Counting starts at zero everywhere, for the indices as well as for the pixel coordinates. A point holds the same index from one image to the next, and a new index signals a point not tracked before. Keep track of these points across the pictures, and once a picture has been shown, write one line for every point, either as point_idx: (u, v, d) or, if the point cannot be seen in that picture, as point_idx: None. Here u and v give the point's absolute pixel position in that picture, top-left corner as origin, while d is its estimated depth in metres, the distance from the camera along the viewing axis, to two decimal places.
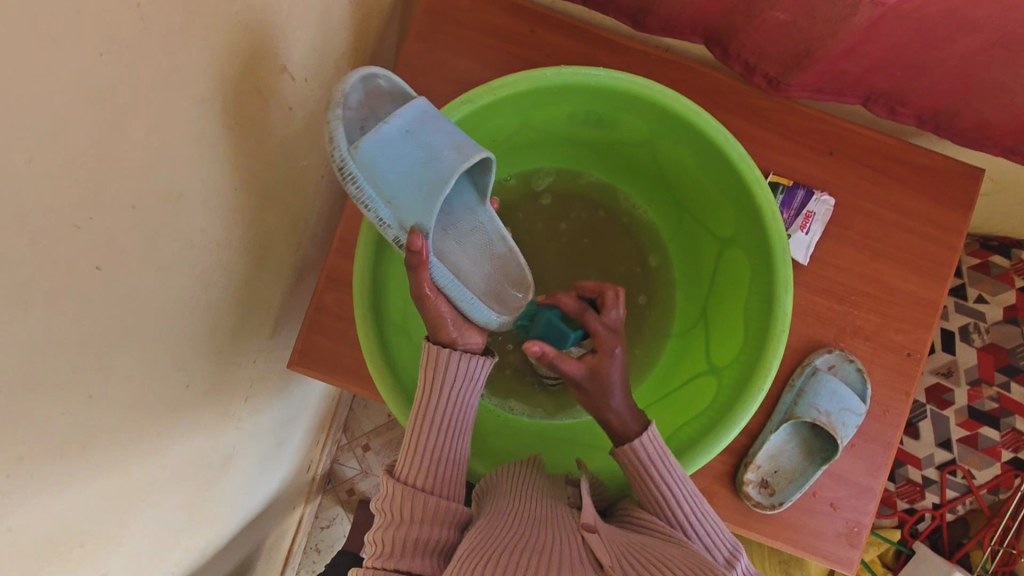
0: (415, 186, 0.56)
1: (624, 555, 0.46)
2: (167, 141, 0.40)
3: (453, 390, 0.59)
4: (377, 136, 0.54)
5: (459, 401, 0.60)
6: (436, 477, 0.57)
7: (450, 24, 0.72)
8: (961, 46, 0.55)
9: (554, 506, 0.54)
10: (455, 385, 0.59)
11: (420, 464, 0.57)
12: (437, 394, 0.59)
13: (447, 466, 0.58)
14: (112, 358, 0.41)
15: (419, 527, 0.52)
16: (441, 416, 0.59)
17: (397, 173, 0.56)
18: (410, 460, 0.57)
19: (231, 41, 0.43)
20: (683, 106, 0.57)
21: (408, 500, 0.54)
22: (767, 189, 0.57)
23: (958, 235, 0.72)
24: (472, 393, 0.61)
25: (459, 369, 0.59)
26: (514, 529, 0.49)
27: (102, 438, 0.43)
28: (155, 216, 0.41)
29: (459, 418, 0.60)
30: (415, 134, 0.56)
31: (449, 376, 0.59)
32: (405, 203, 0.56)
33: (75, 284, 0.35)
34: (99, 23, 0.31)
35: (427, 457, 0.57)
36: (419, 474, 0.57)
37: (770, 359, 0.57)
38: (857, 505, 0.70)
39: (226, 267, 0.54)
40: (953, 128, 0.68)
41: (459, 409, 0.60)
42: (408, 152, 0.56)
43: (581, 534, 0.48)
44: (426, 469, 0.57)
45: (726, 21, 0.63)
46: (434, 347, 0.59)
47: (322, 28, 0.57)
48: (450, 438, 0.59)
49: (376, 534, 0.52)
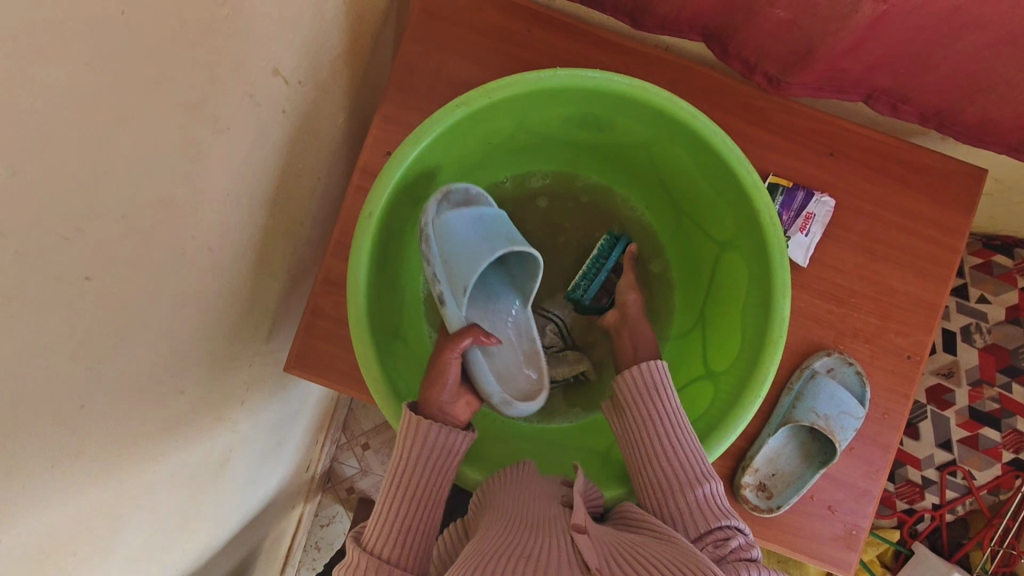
0: (472, 254, 0.65)
1: (615, 555, 0.46)
2: (156, 145, 0.39)
3: (425, 462, 0.58)
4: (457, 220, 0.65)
5: (436, 468, 0.59)
6: (404, 546, 0.55)
7: (446, 24, 0.71)
8: (966, 43, 0.54)
9: (545, 509, 0.53)
10: (432, 454, 0.59)
11: (387, 531, 0.55)
12: (413, 460, 0.58)
13: (416, 534, 0.56)
14: (103, 367, 0.41)
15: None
16: (411, 489, 0.57)
17: (461, 243, 0.64)
18: (377, 528, 0.55)
19: (221, 42, 0.43)
20: (680, 110, 0.57)
21: (374, 573, 0.52)
22: (765, 193, 0.56)
23: (960, 236, 0.71)
24: (449, 465, 0.60)
25: (435, 443, 0.59)
26: (503, 536, 0.48)
27: (96, 446, 0.42)
28: (145, 224, 0.40)
29: (434, 487, 0.59)
30: (484, 220, 0.66)
31: (428, 445, 0.59)
32: (458, 262, 0.65)
33: (62, 295, 0.35)
34: (83, 30, 0.31)
35: (395, 526, 0.55)
36: (386, 542, 0.54)
37: (767, 367, 0.56)
38: (856, 508, 0.70)
39: (221, 271, 0.54)
40: (956, 126, 0.67)
41: (434, 478, 0.59)
42: (473, 229, 0.66)
43: (569, 533, 0.48)
44: (394, 538, 0.55)
45: (726, 20, 0.62)
46: (414, 415, 0.58)
47: (315, 30, 0.56)
48: (420, 507, 0.57)
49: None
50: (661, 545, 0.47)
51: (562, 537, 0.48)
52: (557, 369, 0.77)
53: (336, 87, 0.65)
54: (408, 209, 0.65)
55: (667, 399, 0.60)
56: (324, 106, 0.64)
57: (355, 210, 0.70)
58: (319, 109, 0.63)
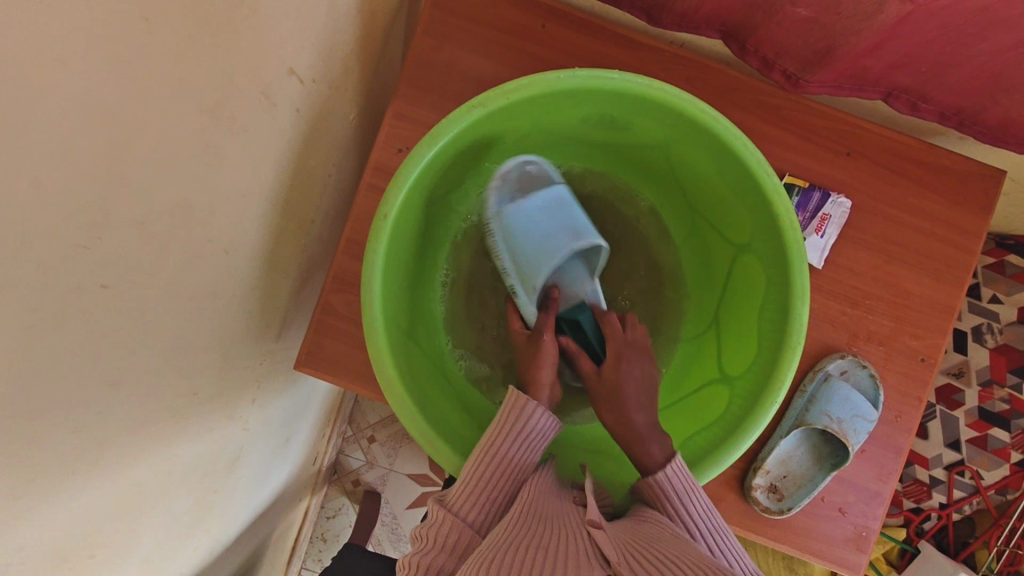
0: (541, 254, 0.69)
1: (630, 552, 0.45)
2: (172, 150, 0.39)
3: (519, 444, 0.59)
4: (523, 208, 0.68)
5: (528, 451, 0.60)
6: (485, 511, 0.55)
7: (459, 19, 0.70)
8: (991, 44, 0.53)
9: (560, 510, 0.53)
10: (528, 436, 0.60)
11: (470, 496, 0.55)
12: (507, 440, 0.59)
13: (498, 504, 0.56)
14: (119, 370, 0.41)
15: (442, 557, 0.50)
16: (501, 464, 0.57)
17: (531, 239, 0.69)
18: (462, 492, 0.55)
19: (236, 44, 0.42)
20: (700, 113, 0.56)
21: (451, 527, 0.52)
22: (784, 196, 0.56)
23: (977, 238, 0.71)
24: (540, 448, 0.61)
25: (535, 422, 0.60)
26: (515, 533, 0.47)
27: (113, 449, 0.42)
28: (162, 229, 0.40)
29: (521, 464, 0.59)
30: (550, 214, 0.69)
31: (525, 427, 0.60)
32: (527, 258, 0.69)
33: (80, 303, 0.34)
34: (100, 35, 0.30)
35: (483, 495, 0.55)
36: (469, 507, 0.55)
37: (785, 371, 0.56)
38: (867, 510, 0.70)
39: (234, 273, 0.53)
40: (977, 126, 0.66)
41: (523, 458, 0.59)
42: (544, 224, 0.68)
43: (586, 531, 0.47)
44: (479, 504, 0.55)
45: (745, 17, 0.61)
46: (517, 395, 0.60)
47: (329, 26, 0.55)
48: (508, 485, 0.57)
49: (408, 557, 0.50)
50: (681, 546, 0.47)
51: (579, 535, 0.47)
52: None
53: (346, 83, 0.64)
54: (421, 209, 0.64)
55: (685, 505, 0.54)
56: (335, 103, 0.63)
57: (367, 209, 0.70)
58: (330, 106, 0.62)
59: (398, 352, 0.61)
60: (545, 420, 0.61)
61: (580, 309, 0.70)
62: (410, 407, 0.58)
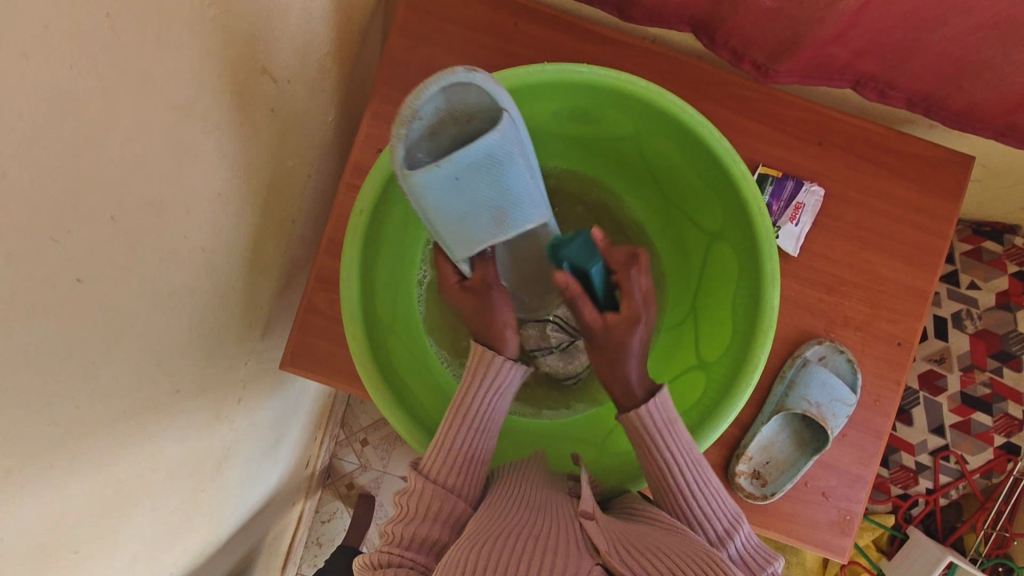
0: (463, 224, 0.55)
1: (619, 542, 0.46)
2: (144, 147, 0.39)
3: (483, 405, 0.60)
4: (423, 177, 0.50)
5: (495, 404, 0.61)
6: (464, 478, 0.56)
7: (433, 20, 0.71)
8: (950, 28, 0.55)
9: (553, 497, 0.53)
10: (495, 391, 0.60)
11: (449, 462, 0.56)
12: (476, 394, 0.60)
13: (473, 466, 0.57)
14: (100, 366, 0.41)
15: (429, 526, 0.51)
16: (469, 425, 0.58)
17: (443, 211, 0.53)
18: (438, 459, 0.56)
19: (205, 40, 0.42)
20: (669, 104, 0.57)
21: (433, 497, 0.54)
22: (753, 183, 0.57)
23: (949, 223, 0.72)
24: (505, 399, 0.61)
25: (497, 378, 0.61)
26: (509, 517, 0.48)
27: (96, 443, 0.43)
28: (137, 226, 0.41)
29: (487, 425, 0.60)
30: (464, 180, 0.51)
31: (491, 381, 0.60)
32: (449, 223, 0.55)
33: (54, 296, 0.35)
34: (65, 33, 0.31)
35: (454, 458, 0.57)
36: (448, 474, 0.56)
37: (758, 352, 0.57)
38: (850, 494, 0.71)
39: (214, 271, 0.54)
40: (944, 111, 0.67)
41: (492, 412, 0.60)
42: (449, 198, 0.52)
43: (577, 520, 0.48)
44: (460, 470, 0.56)
45: (712, 10, 0.62)
46: (478, 348, 0.61)
47: (303, 28, 0.56)
48: (477, 441, 0.59)
49: (390, 526, 0.52)
50: (671, 538, 0.48)
51: (570, 524, 0.48)
52: (571, 364, 0.79)
53: (323, 84, 0.65)
54: (399, 207, 0.65)
55: (670, 441, 0.56)
56: (312, 103, 0.64)
57: (347, 208, 0.70)
58: (307, 107, 0.63)
59: (378, 347, 0.62)
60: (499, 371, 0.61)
61: (591, 257, 0.60)
62: (389, 399, 0.59)
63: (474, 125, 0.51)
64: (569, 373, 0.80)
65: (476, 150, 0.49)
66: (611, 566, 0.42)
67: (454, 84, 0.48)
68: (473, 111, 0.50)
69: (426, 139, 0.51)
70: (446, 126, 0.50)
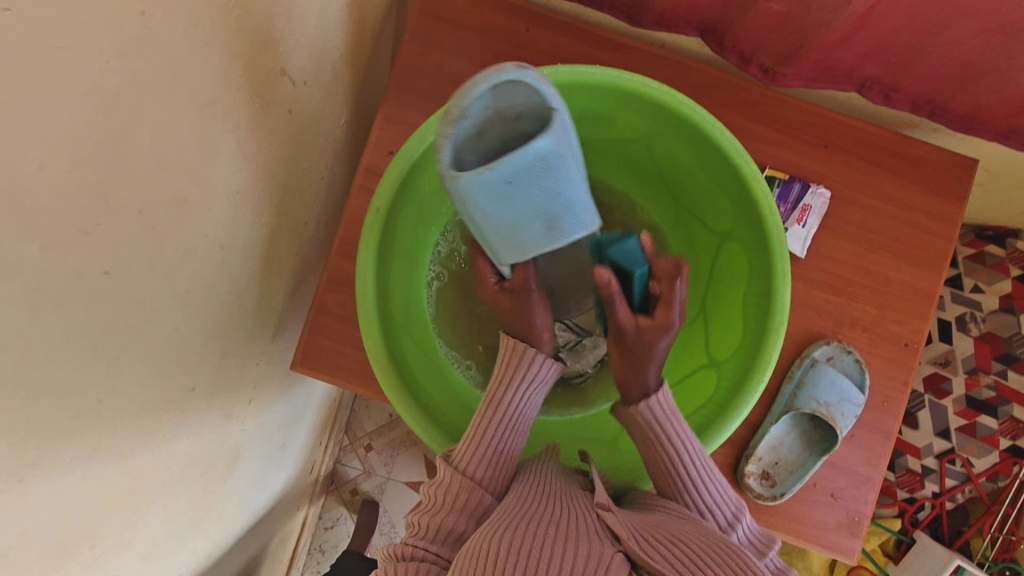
0: (509, 226, 0.53)
1: (638, 529, 0.47)
2: (171, 144, 0.40)
3: (516, 403, 0.61)
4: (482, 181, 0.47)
5: (530, 399, 0.62)
6: (490, 470, 0.56)
7: (445, 25, 0.72)
8: (956, 32, 0.56)
9: (569, 490, 0.54)
10: (529, 384, 0.62)
11: (476, 455, 0.57)
12: (508, 387, 0.61)
13: (503, 459, 0.58)
14: (122, 361, 0.42)
15: (455, 517, 0.52)
16: (504, 421, 0.59)
17: (495, 211, 0.51)
18: (468, 453, 0.57)
19: (230, 40, 0.43)
20: (680, 105, 0.58)
21: (460, 488, 0.54)
22: (763, 182, 0.58)
23: (954, 225, 0.73)
24: (540, 395, 0.63)
25: (536, 372, 0.62)
26: (528, 506, 0.49)
27: (115, 438, 0.43)
28: (160, 221, 0.41)
29: (518, 423, 0.61)
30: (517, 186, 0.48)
31: (522, 372, 0.62)
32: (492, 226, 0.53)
33: (82, 289, 0.35)
34: (100, 29, 0.31)
35: (487, 451, 0.57)
36: (474, 464, 0.56)
37: (769, 351, 0.57)
38: (859, 495, 0.72)
39: (230, 270, 0.54)
40: (949, 114, 0.68)
41: (525, 408, 0.61)
42: (501, 199, 0.49)
43: (595, 512, 0.49)
44: (484, 460, 0.57)
45: (721, 14, 0.64)
46: (519, 343, 0.63)
47: (320, 30, 0.57)
48: (511, 435, 0.60)
49: (416, 518, 0.52)
50: (688, 526, 0.49)
51: (589, 515, 0.48)
52: (580, 363, 0.81)
53: (337, 87, 0.66)
54: (412, 206, 0.66)
55: (676, 431, 0.57)
56: (326, 105, 0.65)
57: (359, 210, 0.71)
58: (322, 109, 0.64)
59: (392, 346, 0.62)
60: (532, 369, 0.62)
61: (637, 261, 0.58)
62: (405, 398, 0.60)
63: (524, 124, 0.49)
64: (576, 372, 0.81)
65: (528, 155, 0.46)
66: (632, 552, 0.42)
67: (501, 83, 0.46)
68: (523, 110, 0.48)
69: (474, 140, 0.49)
70: (493, 127, 0.48)
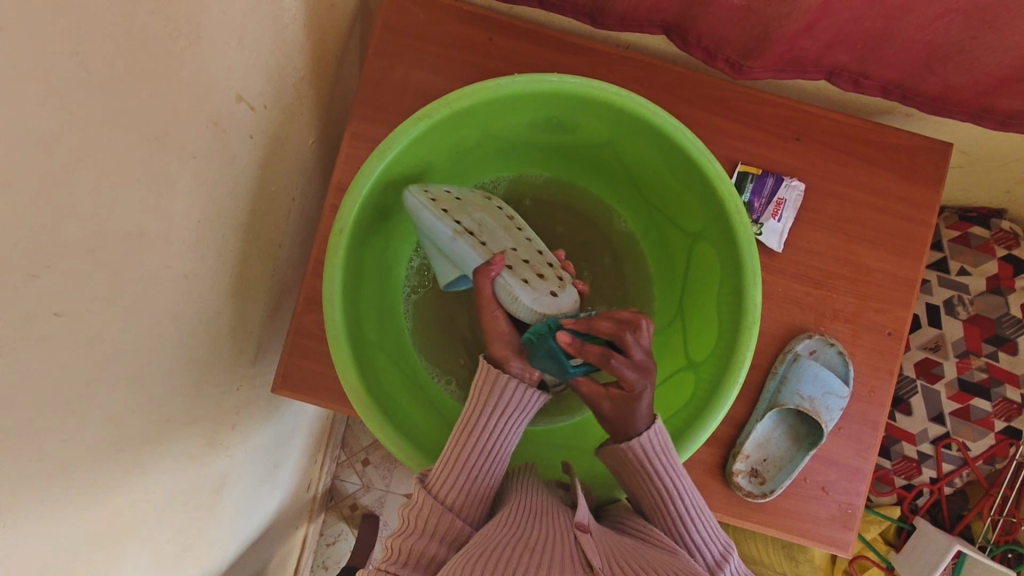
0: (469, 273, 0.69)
1: (614, 561, 0.46)
2: (119, 180, 0.40)
3: (491, 430, 0.59)
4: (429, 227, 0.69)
5: (507, 425, 0.60)
6: (465, 497, 0.57)
7: (408, 38, 0.72)
8: (918, 15, 0.55)
9: (549, 506, 0.55)
10: (507, 412, 0.59)
11: (454, 478, 0.57)
12: (487, 415, 0.59)
13: (480, 486, 0.58)
14: (86, 398, 0.41)
15: (428, 542, 0.53)
16: (478, 449, 0.58)
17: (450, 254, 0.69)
18: (444, 474, 0.57)
19: (176, 70, 0.43)
20: (642, 108, 0.58)
21: (435, 516, 0.55)
22: (728, 181, 0.57)
23: (931, 210, 0.72)
24: (522, 424, 0.61)
25: (514, 396, 0.59)
26: (506, 530, 0.49)
27: (86, 475, 0.43)
28: (113, 257, 0.41)
29: (492, 452, 0.59)
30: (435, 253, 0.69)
31: (502, 400, 0.59)
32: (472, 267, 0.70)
33: (31, 331, 0.35)
34: (31, 70, 0.31)
35: (462, 475, 0.57)
36: (450, 489, 0.56)
37: (744, 349, 0.57)
38: (850, 487, 0.71)
39: (199, 300, 0.54)
40: (919, 97, 0.68)
41: (503, 436, 0.60)
42: None
43: (573, 534, 0.49)
44: (459, 488, 0.57)
45: (682, 11, 0.63)
46: (493, 369, 0.60)
47: (277, 52, 0.57)
48: (486, 463, 0.59)
49: (391, 541, 0.53)
50: (664, 556, 0.50)
51: (565, 536, 0.49)
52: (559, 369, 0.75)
53: (300, 108, 0.66)
54: (382, 222, 0.66)
55: (666, 471, 0.57)
56: (290, 126, 0.65)
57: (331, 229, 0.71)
58: (285, 130, 0.64)
59: (366, 366, 0.62)
60: (503, 401, 0.59)
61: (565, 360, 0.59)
62: (381, 419, 0.59)
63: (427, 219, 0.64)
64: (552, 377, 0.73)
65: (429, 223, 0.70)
66: None
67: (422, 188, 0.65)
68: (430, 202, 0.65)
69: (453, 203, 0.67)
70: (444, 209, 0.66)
